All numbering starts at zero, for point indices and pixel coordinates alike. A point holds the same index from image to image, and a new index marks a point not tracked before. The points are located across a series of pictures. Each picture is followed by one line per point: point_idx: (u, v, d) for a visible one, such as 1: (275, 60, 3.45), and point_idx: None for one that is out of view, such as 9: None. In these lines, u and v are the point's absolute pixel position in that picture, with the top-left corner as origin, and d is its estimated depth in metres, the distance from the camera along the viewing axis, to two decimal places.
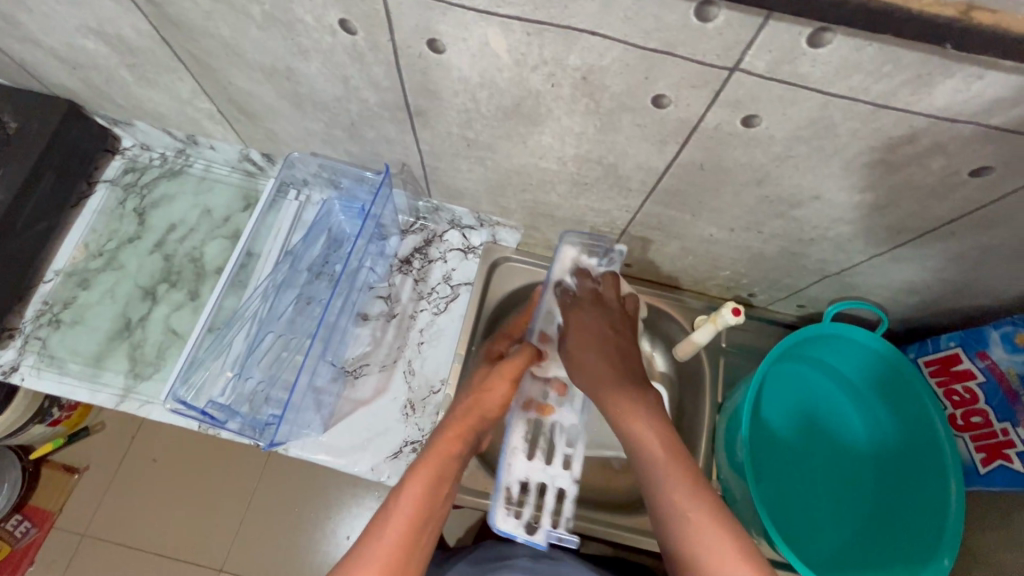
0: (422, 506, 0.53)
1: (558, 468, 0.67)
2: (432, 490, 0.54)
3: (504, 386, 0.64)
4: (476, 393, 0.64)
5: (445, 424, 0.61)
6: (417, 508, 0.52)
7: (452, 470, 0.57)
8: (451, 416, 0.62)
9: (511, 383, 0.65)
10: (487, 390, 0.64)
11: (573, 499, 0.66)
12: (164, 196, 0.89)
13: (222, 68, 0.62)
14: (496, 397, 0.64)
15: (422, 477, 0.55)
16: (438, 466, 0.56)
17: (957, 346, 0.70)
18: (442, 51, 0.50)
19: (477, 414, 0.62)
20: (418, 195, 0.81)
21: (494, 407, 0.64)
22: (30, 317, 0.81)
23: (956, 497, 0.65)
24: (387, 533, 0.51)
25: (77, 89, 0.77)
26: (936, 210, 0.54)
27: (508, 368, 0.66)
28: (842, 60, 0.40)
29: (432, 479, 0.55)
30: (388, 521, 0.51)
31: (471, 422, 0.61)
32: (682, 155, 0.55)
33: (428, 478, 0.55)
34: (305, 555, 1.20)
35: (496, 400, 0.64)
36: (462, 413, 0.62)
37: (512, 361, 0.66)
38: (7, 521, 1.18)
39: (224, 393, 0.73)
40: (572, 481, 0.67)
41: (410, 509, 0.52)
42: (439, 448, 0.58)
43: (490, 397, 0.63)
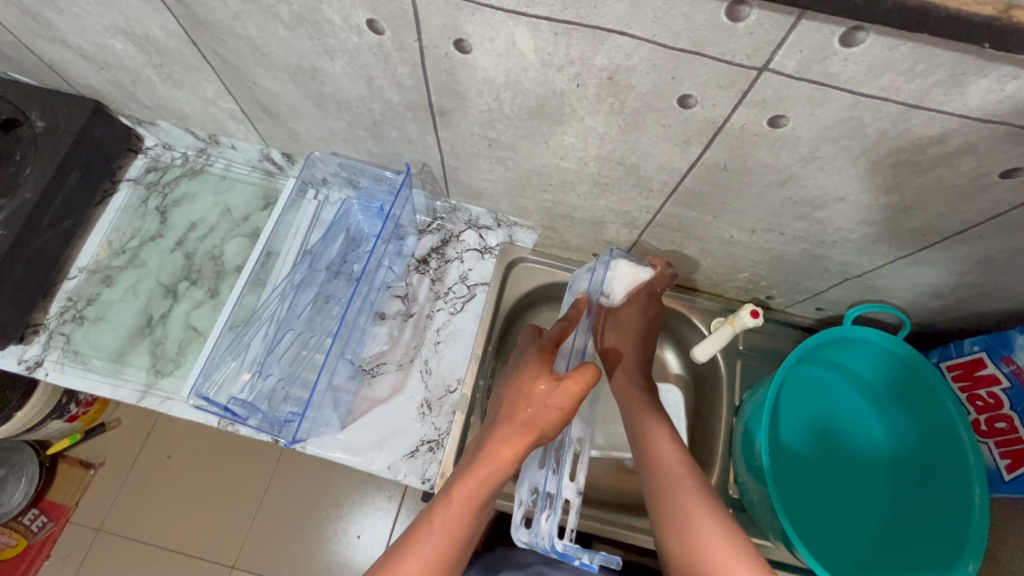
0: (463, 523, 0.59)
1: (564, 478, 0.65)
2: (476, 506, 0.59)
3: (563, 403, 0.61)
4: (534, 405, 0.62)
5: (501, 435, 0.62)
6: (459, 526, 0.58)
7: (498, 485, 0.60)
8: (509, 429, 0.62)
9: (572, 403, 0.61)
10: (546, 407, 0.61)
11: (575, 512, 0.62)
12: (185, 195, 0.90)
13: (248, 68, 0.63)
14: (556, 415, 0.61)
15: (462, 496, 0.59)
16: (487, 482, 0.60)
17: (982, 350, 0.69)
18: (469, 51, 0.50)
19: (536, 431, 0.61)
20: (436, 195, 0.81)
21: (553, 424, 0.62)
22: (54, 313, 0.82)
23: (979, 503, 0.64)
24: (427, 549, 0.57)
25: (104, 89, 0.78)
26: (964, 212, 0.54)
27: (568, 385, 0.61)
28: (874, 59, 0.40)
29: (476, 494, 0.59)
30: (425, 539, 0.58)
31: (529, 440, 0.61)
32: (705, 156, 0.55)
33: (473, 495, 0.59)
34: (317, 554, 1.21)
35: (557, 416, 0.61)
36: (520, 427, 0.62)
37: (572, 378, 0.61)
38: (25, 515, 1.19)
39: (244, 391, 0.74)
40: (577, 492, 0.63)
41: (452, 526, 0.58)
42: (490, 465, 0.60)
43: (548, 414, 0.61)
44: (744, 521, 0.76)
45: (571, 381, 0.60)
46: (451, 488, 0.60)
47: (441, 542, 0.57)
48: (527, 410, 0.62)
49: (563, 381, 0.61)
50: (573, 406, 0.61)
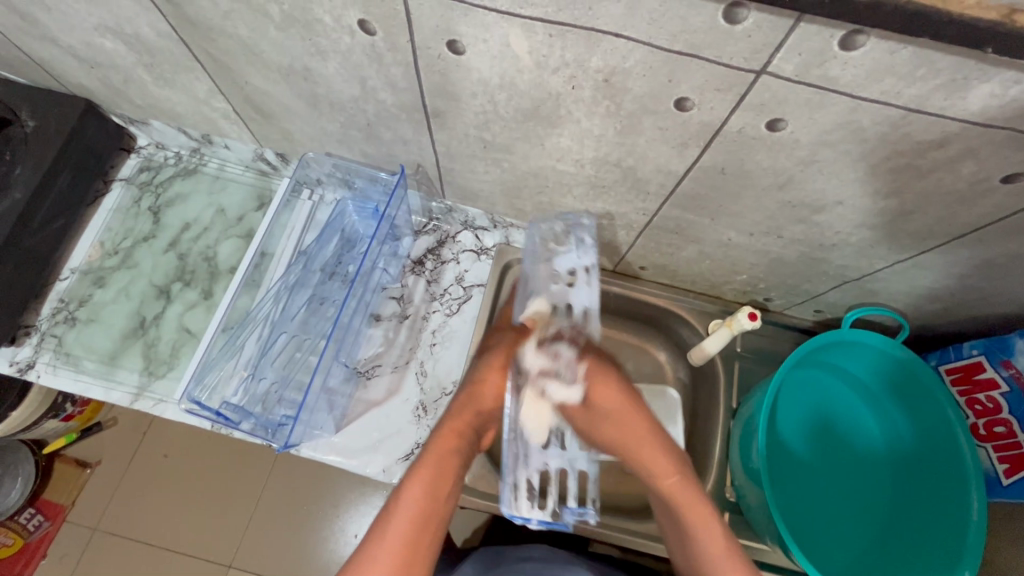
0: (424, 503, 0.59)
1: (574, 450, 0.71)
2: (435, 484, 0.60)
3: (496, 377, 0.68)
4: (469, 387, 0.68)
5: (445, 417, 0.66)
6: (419, 506, 0.58)
7: (450, 465, 0.62)
8: (448, 411, 0.66)
9: (501, 376, 0.68)
10: (479, 384, 0.68)
11: (594, 480, 0.72)
12: (178, 195, 0.89)
13: (239, 68, 0.62)
14: (493, 391, 0.68)
15: (422, 474, 0.60)
16: (437, 463, 0.61)
17: (980, 354, 0.68)
18: (462, 52, 0.49)
19: (472, 408, 0.67)
20: (432, 196, 0.81)
21: (489, 399, 0.68)
22: (46, 314, 0.81)
23: (976, 506, 0.63)
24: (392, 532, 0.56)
25: (94, 88, 0.77)
26: (964, 217, 0.53)
27: (496, 360, 0.68)
28: (874, 64, 0.39)
29: (434, 473, 0.61)
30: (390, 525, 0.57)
31: (468, 416, 0.66)
32: (703, 159, 0.54)
33: (429, 473, 0.60)
34: (313, 554, 1.21)
35: (494, 392, 0.68)
36: (459, 407, 0.66)
37: (500, 352, 0.69)
38: (21, 514, 1.18)
39: (237, 394, 0.73)
40: (590, 460, 0.72)
41: (411, 509, 0.58)
42: (439, 444, 0.63)
43: (484, 391, 0.67)
44: (740, 524, 0.75)
45: (495, 354, 0.68)
46: (412, 468, 0.61)
47: (405, 525, 0.57)
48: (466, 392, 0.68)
49: (488, 355, 0.69)
50: (504, 379, 0.68)
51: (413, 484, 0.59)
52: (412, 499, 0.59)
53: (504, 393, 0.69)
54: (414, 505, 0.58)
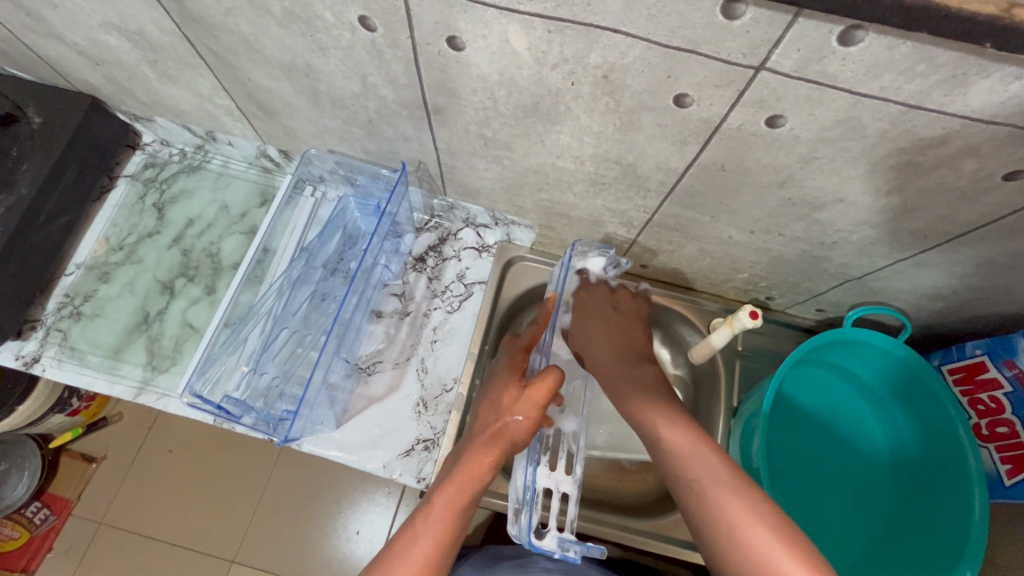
0: (453, 524, 0.56)
1: (562, 472, 0.68)
2: (463, 508, 0.58)
3: (532, 413, 0.64)
4: (502, 414, 0.64)
5: (473, 444, 0.63)
6: (447, 527, 0.56)
7: (479, 489, 0.60)
8: (480, 435, 0.63)
9: (539, 411, 0.64)
10: (513, 415, 0.64)
11: (576, 503, 0.66)
12: (182, 191, 0.90)
13: (242, 64, 0.63)
14: (523, 424, 0.63)
15: (451, 497, 0.58)
16: (466, 487, 0.59)
17: (983, 354, 0.68)
18: (461, 48, 0.49)
19: (505, 439, 0.63)
20: (433, 194, 0.81)
21: (522, 432, 0.63)
22: (51, 309, 0.82)
23: (979, 507, 0.63)
24: (416, 551, 0.54)
25: (100, 85, 0.78)
26: (967, 215, 0.53)
27: (535, 395, 0.64)
28: (873, 59, 0.39)
29: (461, 498, 0.58)
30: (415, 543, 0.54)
31: (501, 448, 0.62)
32: (703, 156, 0.54)
33: (460, 497, 0.58)
34: (315, 549, 1.21)
35: (524, 426, 0.63)
36: (491, 437, 0.63)
37: (539, 387, 0.64)
38: (27, 508, 1.20)
39: (239, 388, 0.74)
40: (576, 484, 0.67)
41: (437, 530, 0.55)
42: (468, 470, 0.60)
43: (517, 425, 0.63)
44: None
45: (536, 389, 0.64)
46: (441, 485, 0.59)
47: (428, 548, 0.54)
48: (497, 419, 0.64)
49: (528, 392, 0.64)
50: (540, 416, 0.64)
51: (440, 505, 0.57)
52: (439, 519, 0.56)
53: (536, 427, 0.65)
54: (440, 528, 0.56)
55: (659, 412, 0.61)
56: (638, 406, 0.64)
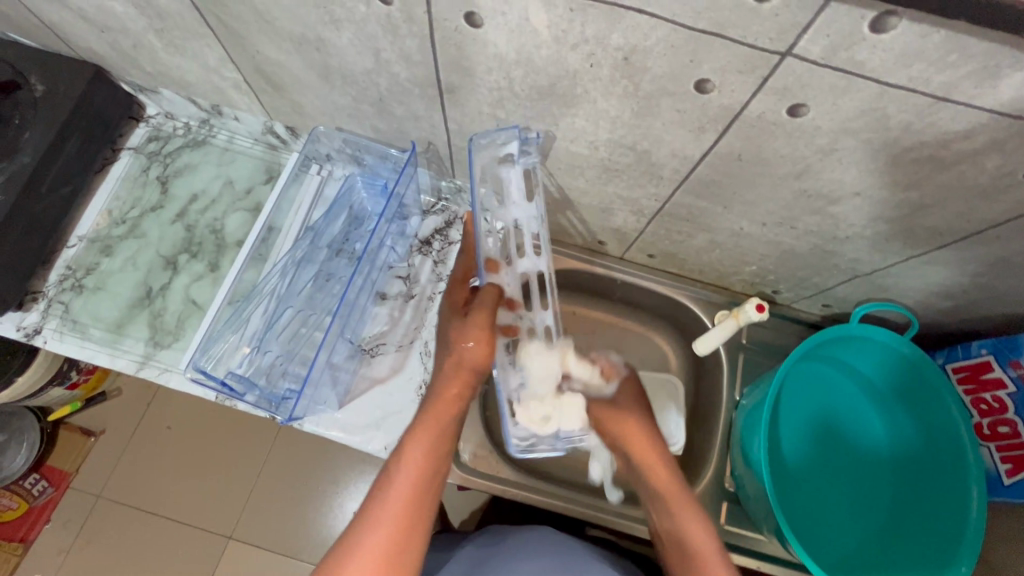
0: (424, 466, 0.63)
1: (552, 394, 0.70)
2: (434, 450, 0.64)
3: (483, 338, 0.67)
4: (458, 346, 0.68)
5: (439, 380, 0.68)
6: (419, 468, 0.62)
7: (448, 422, 0.66)
8: (444, 372, 0.69)
9: (487, 329, 0.67)
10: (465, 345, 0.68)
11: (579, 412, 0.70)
12: (186, 166, 0.89)
13: (251, 36, 0.61)
14: (478, 352, 0.67)
15: (423, 434, 0.64)
16: (438, 424, 0.65)
17: (989, 353, 0.68)
18: (479, 25, 0.48)
19: (466, 368, 0.68)
20: (442, 175, 0.80)
21: (481, 358, 0.68)
22: (53, 281, 0.81)
23: (977, 504, 0.64)
24: (395, 488, 0.61)
25: (105, 54, 0.76)
26: (984, 212, 0.52)
27: (482, 318, 0.67)
28: (904, 48, 0.38)
29: (432, 437, 0.65)
30: (393, 482, 0.61)
31: (463, 377, 0.68)
32: (720, 144, 0.53)
33: (428, 438, 0.64)
34: (313, 528, 1.22)
35: (476, 351, 0.67)
36: (452, 369, 0.68)
37: (480, 312, 0.67)
38: (25, 479, 1.21)
39: (242, 365, 0.74)
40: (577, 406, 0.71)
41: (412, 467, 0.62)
42: (438, 408, 0.67)
43: (473, 352, 0.67)
44: (737, 514, 0.76)
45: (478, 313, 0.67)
46: (414, 427, 0.65)
47: (406, 485, 0.61)
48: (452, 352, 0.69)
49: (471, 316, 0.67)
50: (490, 340, 0.67)
51: (411, 447, 0.63)
52: (412, 464, 0.62)
53: (492, 343, 0.68)
54: (414, 469, 0.62)
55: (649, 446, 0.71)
56: (644, 449, 0.71)
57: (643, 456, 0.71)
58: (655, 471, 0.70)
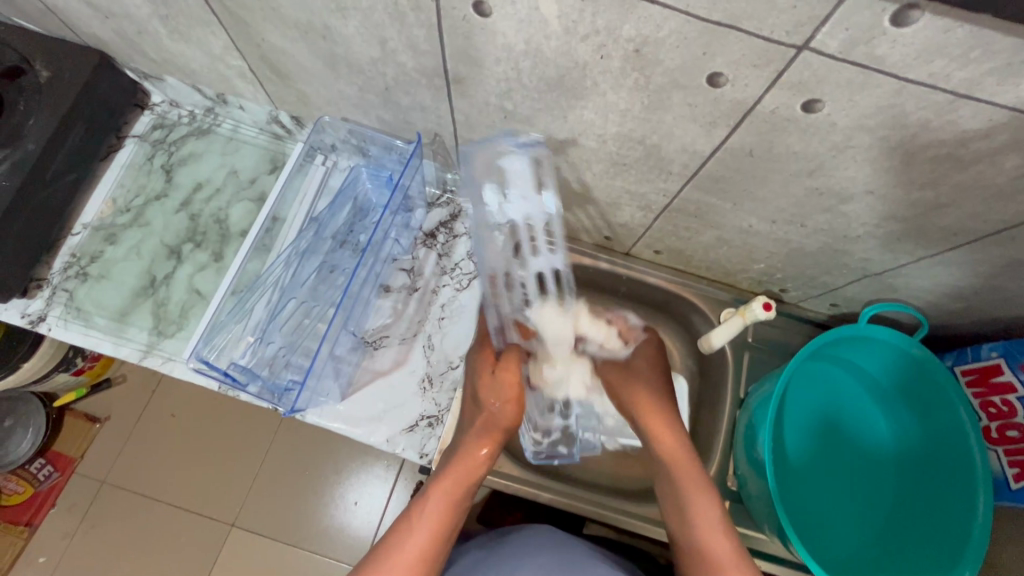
0: (446, 515, 0.66)
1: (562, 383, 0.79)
2: (457, 498, 0.67)
3: (512, 398, 0.72)
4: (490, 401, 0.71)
5: (466, 436, 0.70)
6: (438, 522, 0.65)
7: (471, 481, 0.68)
8: (474, 426, 0.71)
9: (517, 392, 0.72)
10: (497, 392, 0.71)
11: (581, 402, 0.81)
12: (191, 155, 0.89)
13: (257, 23, 0.60)
14: (507, 412, 0.71)
15: (446, 486, 0.67)
16: (461, 481, 0.67)
17: (999, 357, 0.66)
18: (488, 14, 0.47)
19: (497, 428, 0.70)
20: (447, 168, 0.79)
21: (507, 419, 0.71)
22: (58, 268, 0.81)
23: (982, 509, 0.63)
24: (411, 541, 0.63)
25: (109, 40, 0.75)
26: (1000, 213, 0.51)
27: (509, 378, 0.72)
28: (925, 42, 0.37)
29: (452, 491, 0.67)
30: (413, 531, 0.64)
31: (494, 436, 0.70)
32: (732, 139, 0.52)
33: (452, 489, 0.67)
34: (315, 517, 1.23)
35: (506, 412, 0.71)
36: (483, 428, 0.70)
37: (509, 370, 0.72)
38: (30, 464, 1.22)
39: (245, 356, 0.74)
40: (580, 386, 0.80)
41: (433, 520, 0.65)
42: (463, 463, 0.68)
43: (502, 415, 0.71)
44: (739, 513, 0.76)
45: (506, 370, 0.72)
46: (438, 479, 0.67)
47: (423, 536, 0.64)
48: (487, 411, 0.71)
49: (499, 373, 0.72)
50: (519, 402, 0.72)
51: (433, 498, 0.66)
52: (431, 515, 0.65)
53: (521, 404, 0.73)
54: (433, 521, 0.65)
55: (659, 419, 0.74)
56: (655, 425, 0.73)
57: (655, 431, 0.73)
58: (666, 444, 0.72)
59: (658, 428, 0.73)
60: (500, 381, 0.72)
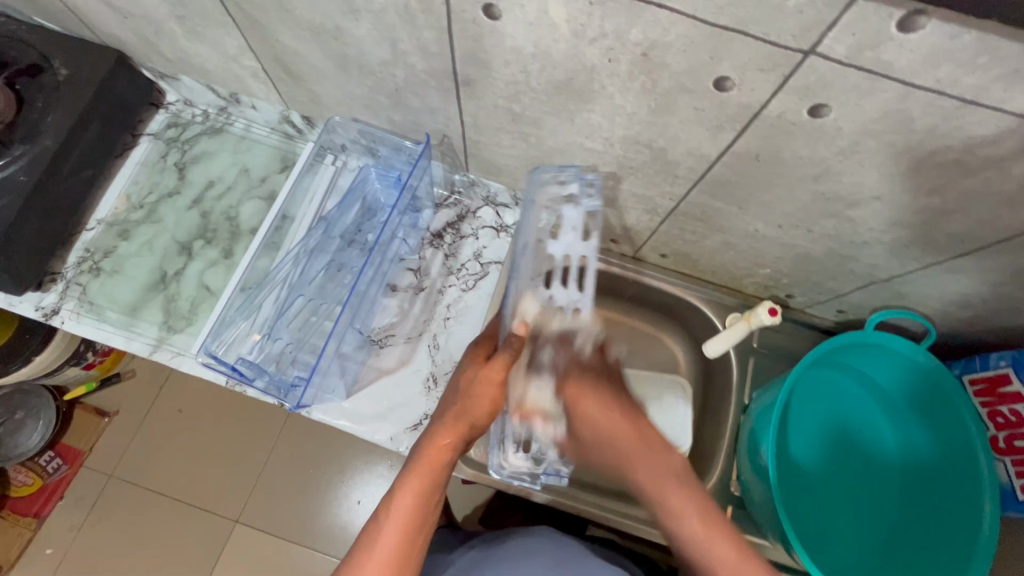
0: (417, 515, 0.55)
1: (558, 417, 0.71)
2: (426, 497, 0.56)
3: (493, 390, 0.59)
4: (465, 393, 0.60)
5: (435, 425, 0.59)
6: (410, 518, 0.55)
7: (442, 473, 0.58)
8: (444, 415, 0.60)
9: (497, 392, 0.59)
10: (474, 392, 0.59)
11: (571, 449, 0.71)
12: (204, 153, 0.90)
13: (271, 24, 0.61)
14: (486, 402, 0.59)
15: (416, 481, 0.56)
16: (432, 473, 0.57)
17: (1008, 366, 0.66)
18: (497, 17, 0.48)
19: (470, 417, 0.59)
20: (455, 169, 0.80)
21: (483, 412, 0.60)
22: (72, 263, 0.82)
23: (988, 518, 0.62)
24: (382, 544, 0.53)
25: (127, 40, 0.77)
26: (1008, 221, 0.51)
27: (497, 370, 0.59)
28: (932, 49, 0.37)
29: (425, 486, 0.56)
30: (381, 535, 0.54)
31: (465, 425, 0.59)
32: (738, 144, 0.53)
33: (420, 487, 0.56)
34: (318, 515, 1.24)
35: (485, 405, 0.59)
36: (453, 417, 0.59)
37: (500, 360, 0.59)
38: (41, 456, 1.23)
39: (253, 352, 0.75)
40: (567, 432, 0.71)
41: (403, 519, 0.54)
42: (432, 453, 0.57)
43: (478, 404, 0.59)
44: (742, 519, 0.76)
45: (496, 363, 0.59)
46: (407, 473, 0.57)
47: (393, 540, 0.54)
48: (460, 400, 0.60)
49: (485, 368, 0.59)
50: (501, 394, 0.60)
51: (402, 494, 0.56)
52: (399, 515, 0.55)
53: (497, 405, 0.61)
54: (401, 523, 0.54)
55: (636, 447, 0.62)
56: (636, 454, 0.62)
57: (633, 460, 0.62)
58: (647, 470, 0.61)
59: (639, 459, 0.62)
60: (478, 380, 0.59)
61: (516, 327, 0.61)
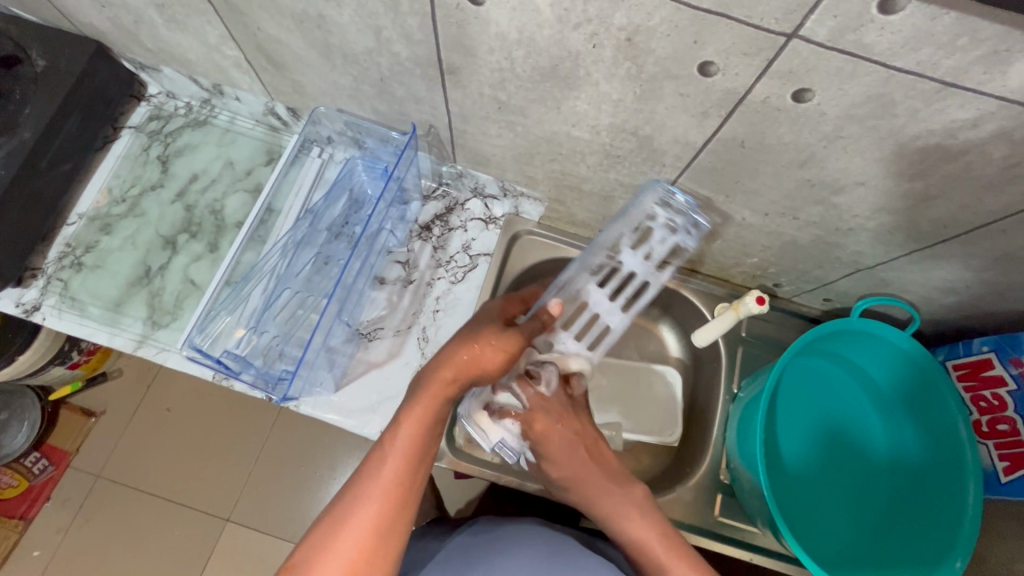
0: (420, 445, 0.55)
1: None
2: (429, 428, 0.55)
3: (510, 347, 0.59)
4: (479, 341, 0.58)
5: (443, 358, 0.58)
6: (416, 447, 0.54)
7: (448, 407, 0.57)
8: (449, 351, 0.58)
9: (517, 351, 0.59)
10: (492, 347, 0.58)
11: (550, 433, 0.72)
12: (187, 146, 0.89)
13: (252, 12, 0.60)
14: (498, 356, 0.58)
15: (421, 414, 0.56)
16: (437, 406, 0.56)
17: (991, 351, 0.67)
18: (481, 3, 0.48)
19: (479, 365, 0.58)
20: (443, 160, 0.79)
21: (493, 364, 0.58)
22: (52, 258, 0.81)
23: (973, 500, 0.64)
24: (386, 473, 0.53)
25: (106, 30, 0.76)
26: (989, 205, 0.51)
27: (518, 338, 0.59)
28: (912, 31, 0.37)
29: (430, 416, 0.56)
30: (386, 464, 0.53)
31: (472, 369, 0.57)
32: (723, 130, 0.53)
33: (425, 416, 0.55)
34: (309, 512, 1.23)
35: (497, 361, 0.58)
36: (466, 359, 0.57)
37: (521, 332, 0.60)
38: (25, 457, 1.21)
39: (239, 346, 0.74)
40: None
41: (408, 449, 0.54)
42: (438, 386, 0.57)
43: (490, 360, 0.58)
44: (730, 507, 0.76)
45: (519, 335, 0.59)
46: (411, 405, 0.56)
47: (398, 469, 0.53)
48: (469, 346, 0.58)
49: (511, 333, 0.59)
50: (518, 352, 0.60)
51: (410, 423, 0.55)
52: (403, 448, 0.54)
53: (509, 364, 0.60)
54: (407, 454, 0.54)
55: (634, 514, 0.62)
56: (611, 504, 0.63)
57: (605, 505, 0.64)
58: (620, 514, 0.63)
59: (613, 501, 0.63)
60: (500, 336, 0.59)
61: (550, 305, 0.65)
